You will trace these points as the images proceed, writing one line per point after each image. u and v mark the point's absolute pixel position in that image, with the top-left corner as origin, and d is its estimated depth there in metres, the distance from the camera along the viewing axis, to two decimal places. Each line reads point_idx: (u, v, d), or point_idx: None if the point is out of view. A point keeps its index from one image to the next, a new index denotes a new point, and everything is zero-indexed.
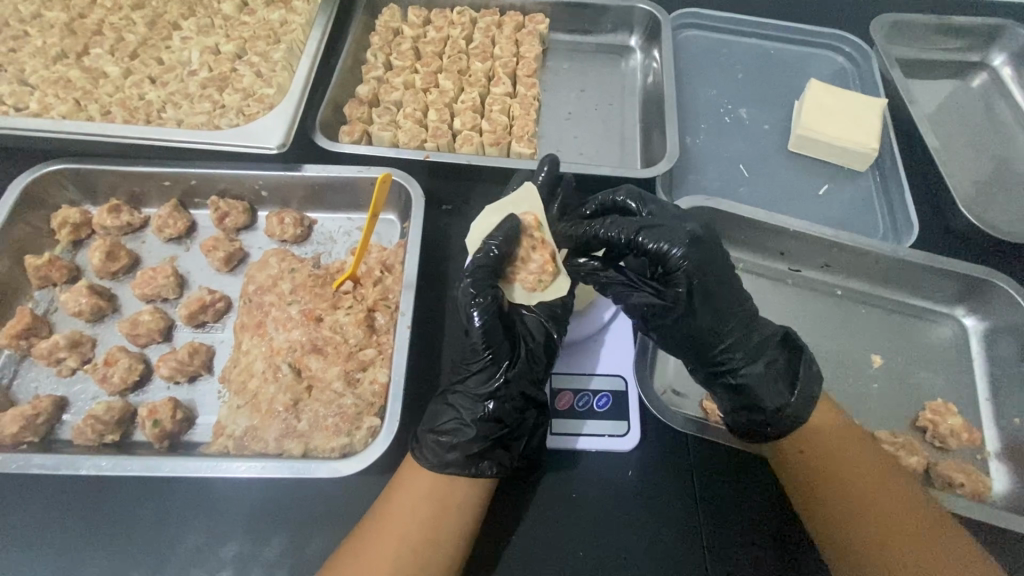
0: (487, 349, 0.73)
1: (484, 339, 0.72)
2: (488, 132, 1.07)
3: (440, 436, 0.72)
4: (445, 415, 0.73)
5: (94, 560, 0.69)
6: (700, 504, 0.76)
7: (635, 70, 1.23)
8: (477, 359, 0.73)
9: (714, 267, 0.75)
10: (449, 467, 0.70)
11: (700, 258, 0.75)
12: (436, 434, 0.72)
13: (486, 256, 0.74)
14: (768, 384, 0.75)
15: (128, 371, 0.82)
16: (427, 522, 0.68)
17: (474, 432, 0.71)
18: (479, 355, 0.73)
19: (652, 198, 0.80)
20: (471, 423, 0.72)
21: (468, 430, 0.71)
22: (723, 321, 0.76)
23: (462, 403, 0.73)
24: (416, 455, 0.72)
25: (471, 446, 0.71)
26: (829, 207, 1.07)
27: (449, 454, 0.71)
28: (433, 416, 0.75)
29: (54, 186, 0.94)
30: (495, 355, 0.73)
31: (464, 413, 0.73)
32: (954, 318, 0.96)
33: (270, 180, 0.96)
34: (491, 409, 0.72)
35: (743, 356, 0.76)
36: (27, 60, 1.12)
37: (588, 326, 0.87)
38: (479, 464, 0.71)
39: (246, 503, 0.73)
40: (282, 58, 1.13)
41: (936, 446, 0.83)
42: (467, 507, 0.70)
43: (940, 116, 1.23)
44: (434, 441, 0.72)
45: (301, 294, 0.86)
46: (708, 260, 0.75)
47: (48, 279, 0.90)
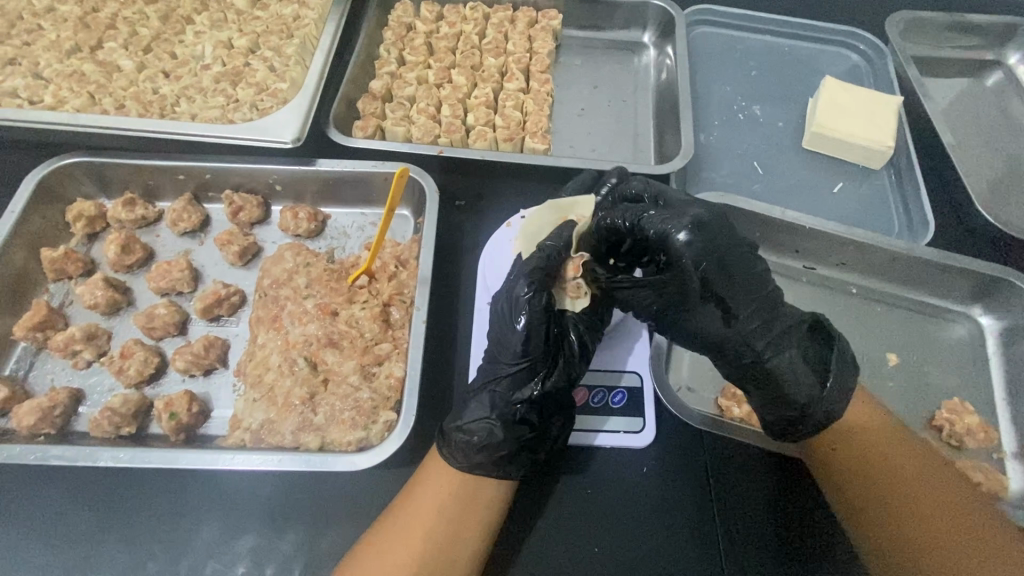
0: (538, 352, 0.72)
1: (532, 344, 0.72)
2: (502, 128, 1.07)
3: (465, 436, 0.70)
4: (470, 412, 0.72)
5: (113, 551, 0.69)
6: (717, 501, 0.76)
7: (648, 66, 1.23)
8: (527, 363, 0.72)
9: (724, 251, 0.70)
10: (477, 469, 0.69)
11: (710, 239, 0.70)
12: (464, 435, 0.70)
13: (542, 258, 0.74)
14: (795, 375, 0.73)
15: (144, 364, 0.82)
16: (447, 519, 0.68)
17: (502, 436, 0.70)
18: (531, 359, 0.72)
19: (659, 185, 0.78)
20: (501, 424, 0.70)
21: (499, 434, 0.70)
22: (741, 312, 0.72)
23: (493, 403, 0.72)
24: (445, 454, 0.71)
25: (499, 450, 0.69)
26: (844, 205, 1.06)
27: (477, 456, 0.69)
28: (458, 412, 0.73)
29: (69, 178, 0.95)
30: (539, 361, 0.72)
31: (493, 413, 0.71)
32: (970, 317, 0.95)
33: (285, 174, 0.96)
34: (523, 414, 0.71)
35: (766, 347, 0.73)
36: (41, 53, 1.13)
37: None
38: (506, 467, 0.70)
39: (263, 496, 0.73)
40: (296, 53, 1.13)
41: (953, 445, 0.83)
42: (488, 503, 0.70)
43: (955, 115, 1.22)
44: (463, 443, 0.70)
45: (316, 288, 0.87)
46: (715, 244, 0.70)
47: (63, 272, 0.91)
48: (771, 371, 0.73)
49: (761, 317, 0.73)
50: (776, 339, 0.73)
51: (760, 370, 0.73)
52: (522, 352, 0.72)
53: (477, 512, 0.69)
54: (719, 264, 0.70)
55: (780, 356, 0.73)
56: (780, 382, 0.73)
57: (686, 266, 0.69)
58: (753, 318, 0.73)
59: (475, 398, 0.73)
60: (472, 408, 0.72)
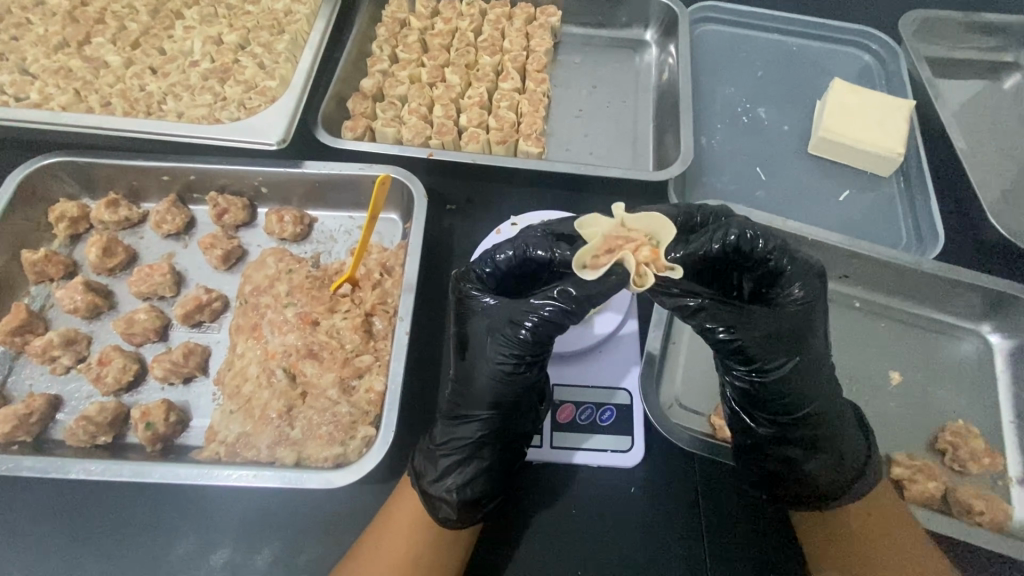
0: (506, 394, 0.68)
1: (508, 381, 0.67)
2: (495, 130, 1.04)
3: (433, 487, 0.67)
4: (440, 461, 0.68)
5: (84, 565, 0.68)
6: (706, 525, 0.73)
7: (649, 66, 1.19)
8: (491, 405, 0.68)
9: (789, 352, 0.65)
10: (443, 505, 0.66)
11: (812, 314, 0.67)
12: (429, 486, 0.67)
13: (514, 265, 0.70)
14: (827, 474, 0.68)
15: (122, 372, 0.80)
16: (423, 545, 0.66)
17: (450, 474, 0.68)
18: (498, 400, 0.68)
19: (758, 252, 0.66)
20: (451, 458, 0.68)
21: (463, 480, 0.67)
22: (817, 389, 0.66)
23: (458, 444, 0.68)
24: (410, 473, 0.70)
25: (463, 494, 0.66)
26: (849, 215, 1.02)
27: (445, 500, 0.66)
28: (426, 462, 0.69)
29: (51, 178, 0.93)
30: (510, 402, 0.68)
31: (456, 458, 0.68)
32: (978, 335, 0.91)
33: (270, 177, 0.94)
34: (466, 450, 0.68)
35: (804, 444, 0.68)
36: (29, 49, 1.11)
37: (590, 335, 0.83)
38: (471, 515, 0.67)
39: (238, 511, 0.72)
40: (286, 50, 1.10)
41: (955, 470, 0.79)
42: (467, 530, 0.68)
43: (971, 119, 1.17)
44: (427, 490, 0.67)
45: (298, 296, 0.84)
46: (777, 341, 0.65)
47: (44, 274, 0.89)
48: (826, 447, 0.68)
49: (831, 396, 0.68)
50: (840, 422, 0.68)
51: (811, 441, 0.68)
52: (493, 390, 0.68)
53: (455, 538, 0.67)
54: (802, 333, 0.65)
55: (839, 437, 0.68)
56: (831, 460, 0.68)
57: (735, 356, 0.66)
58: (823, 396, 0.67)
59: (441, 447, 0.69)
60: (440, 457, 0.69)
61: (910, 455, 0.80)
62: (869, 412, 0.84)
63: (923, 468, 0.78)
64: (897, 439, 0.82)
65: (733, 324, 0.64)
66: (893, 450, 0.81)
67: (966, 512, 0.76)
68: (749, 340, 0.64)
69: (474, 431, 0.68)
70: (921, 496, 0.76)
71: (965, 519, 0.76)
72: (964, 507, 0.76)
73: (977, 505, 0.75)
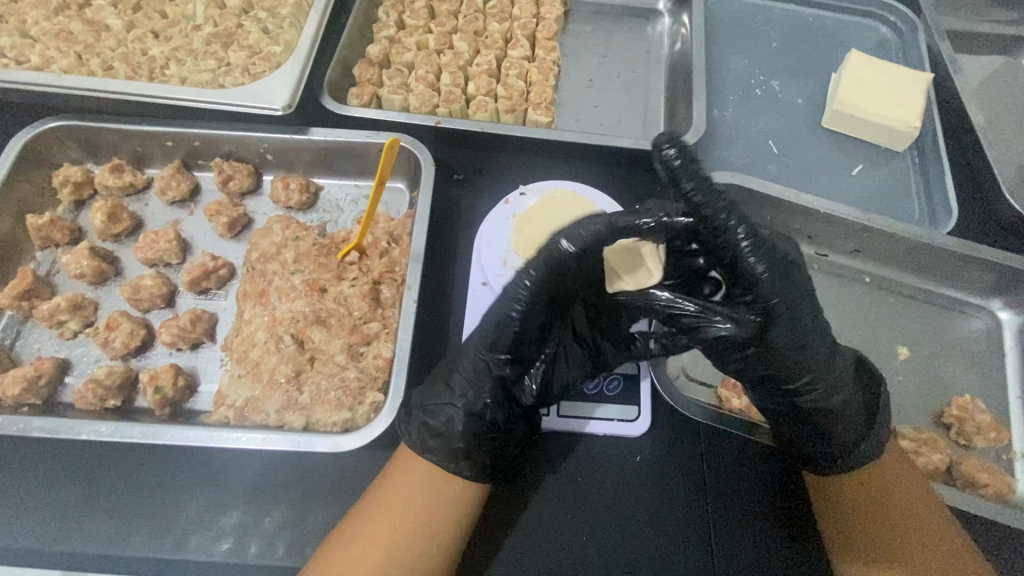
0: (516, 360, 0.67)
1: (528, 340, 0.66)
2: (504, 99, 1.02)
3: (427, 417, 0.68)
4: (437, 393, 0.70)
5: (96, 524, 0.69)
6: (709, 491, 0.74)
7: (662, 35, 1.16)
8: (488, 364, 0.67)
9: (787, 294, 0.61)
10: (430, 453, 0.68)
11: (788, 274, 0.61)
12: (426, 414, 0.69)
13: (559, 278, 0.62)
14: (847, 422, 0.67)
15: (130, 336, 0.80)
16: (427, 513, 0.66)
17: (463, 429, 0.67)
18: (510, 372, 0.67)
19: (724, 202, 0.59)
20: (469, 416, 0.67)
21: (460, 425, 0.67)
22: (811, 344, 0.63)
23: (465, 387, 0.68)
24: (407, 433, 0.69)
25: (456, 442, 0.67)
26: (862, 189, 1.01)
27: (433, 440, 0.67)
28: (429, 389, 0.71)
29: (54, 142, 0.91)
30: (526, 357, 0.68)
31: (458, 400, 0.68)
32: (988, 311, 0.91)
33: (276, 143, 0.92)
34: (488, 408, 0.67)
35: (823, 391, 0.65)
36: (28, 11, 1.08)
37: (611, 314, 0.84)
38: (463, 460, 0.68)
39: (247, 473, 0.72)
40: (290, 14, 1.08)
41: (960, 444, 0.80)
42: (476, 500, 0.68)
43: (990, 94, 1.14)
44: (421, 424, 0.68)
45: (305, 263, 0.84)
46: (781, 277, 0.60)
47: (50, 239, 0.89)
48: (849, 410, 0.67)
49: (826, 347, 0.64)
50: (840, 377, 0.66)
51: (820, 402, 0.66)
52: (489, 343, 0.66)
53: (464, 509, 0.67)
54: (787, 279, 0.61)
55: (837, 390, 0.66)
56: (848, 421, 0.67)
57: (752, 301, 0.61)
58: (817, 353, 0.64)
59: (451, 375, 0.70)
60: (441, 389, 0.70)
61: (916, 429, 0.80)
62: None
63: (927, 440, 0.78)
64: (903, 413, 0.82)
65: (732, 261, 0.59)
66: (900, 424, 0.81)
67: (970, 485, 0.76)
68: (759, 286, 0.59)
69: (478, 398, 0.67)
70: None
71: (970, 492, 0.76)
72: (968, 480, 0.76)
73: (980, 477, 0.76)
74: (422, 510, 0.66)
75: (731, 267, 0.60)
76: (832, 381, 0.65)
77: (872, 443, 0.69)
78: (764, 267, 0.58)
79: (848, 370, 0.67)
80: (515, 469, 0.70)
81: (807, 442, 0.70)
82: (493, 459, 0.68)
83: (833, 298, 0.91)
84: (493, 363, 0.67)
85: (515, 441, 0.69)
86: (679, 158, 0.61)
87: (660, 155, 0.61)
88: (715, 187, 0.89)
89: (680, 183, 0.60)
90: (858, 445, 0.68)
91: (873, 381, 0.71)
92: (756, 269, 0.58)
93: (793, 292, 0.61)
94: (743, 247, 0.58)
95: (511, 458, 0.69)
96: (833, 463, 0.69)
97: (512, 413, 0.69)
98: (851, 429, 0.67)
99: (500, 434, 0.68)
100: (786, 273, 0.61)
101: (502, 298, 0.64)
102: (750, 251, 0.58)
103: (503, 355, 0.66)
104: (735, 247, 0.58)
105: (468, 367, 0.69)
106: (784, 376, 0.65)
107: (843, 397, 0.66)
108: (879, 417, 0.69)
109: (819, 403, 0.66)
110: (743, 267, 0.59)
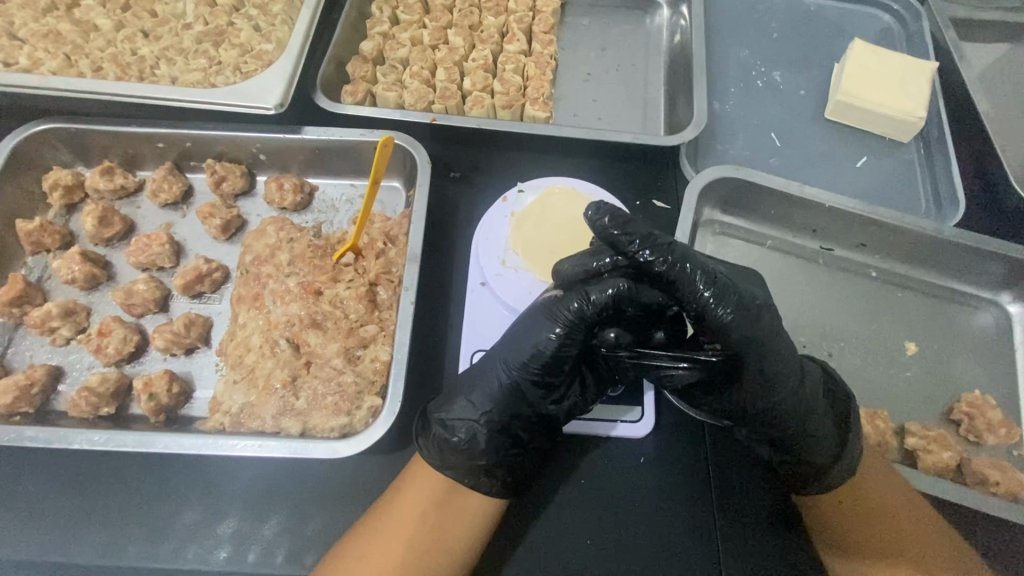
0: (544, 384, 0.67)
1: (564, 364, 0.66)
2: (500, 94, 1.00)
3: (445, 432, 0.67)
4: (457, 407, 0.68)
5: (91, 533, 0.68)
6: (714, 495, 0.73)
7: (661, 28, 1.14)
8: (516, 383, 0.67)
9: (760, 332, 0.60)
10: (450, 469, 0.67)
11: (757, 314, 0.60)
12: (444, 430, 0.67)
13: (571, 312, 0.63)
14: (824, 442, 0.66)
15: (123, 342, 0.79)
16: (439, 531, 0.64)
17: (486, 444, 0.66)
18: (528, 380, 0.67)
19: (666, 244, 0.60)
20: (487, 431, 0.66)
21: (481, 441, 0.66)
22: (781, 375, 0.62)
23: (486, 403, 0.67)
24: (422, 447, 0.68)
25: (476, 458, 0.66)
26: (867, 181, 0.99)
27: (453, 455, 0.66)
28: (445, 402, 0.69)
29: (43, 145, 0.90)
30: (557, 382, 0.68)
31: (480, 416, 0.67)
32: (996, 305, 0.89)
33: (269, 143, 0.91)
34: (508, 425, 0.67)
35: (799, 414, 0.65)
36: (16, 12, 1.06)
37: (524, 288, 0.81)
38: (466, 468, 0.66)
39: (244, 481, 0.71)
40: (282, 11, 1.06)
41: (970, 441, 0.78)
42: (486, 515, 0.67)
43: (996, 83, 1.12)
44: (440, 437, 0.67)
45: (300, 265, 0.82)
46: (754, 316, 0.60)
47: (40, 245, 0.87)
48: (819, 438, 0.66)
49: (797, 374, 0.64)
50: (812, 396, 0.66)
51: (791, 433, 0.66)
52: (523, 364, 0.66)
53: (467, 519, 0.66)
54: (757, 318, 0.60)
55: (810, 415, 0.66)
56: (825, 445, 0.66)
57: (730, 345, 0.60)
58: (792, 374, 0.63)
59: (466, 391, 0.69)
60: (460, 402, 0.68)
61: (925, 425, 0.79)
62: (884, 384, 0.82)
63: (937, 437, 0.76)
64: (911, 409, 0.81)
65: (714, 304, 0.59)
66: (908, 420, 0.80)
67: (981, 483, 0.74)
68: (732, 338, 0.59)
69: (492, 417, 0.67)
70: (875, 434, 0.77)
71: (980, 490, 0.74)
72: (979, 478, 0.74)
73: (992, 475, 0.74)
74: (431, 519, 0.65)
75: (696, 317, 0.60)
76: (802, 405, 0.65)
77: (852, 456, 0.67)
78: (730, 313, 0.59)
79: (818, 389, 0.68)
80: (522, 479, 0.68)
81: (790, 463, 0.69)
82: (512, 472, 0.67)
83: (840, 295, 0.89)
84: (521, 380, 0.67)
85: (535, 458, 0.69)
86: (614, 224, 0.61)
87: (597, 226, 0.62)
88: (717, 181, 0.88)
89: (625, 248, 0.61)
90: (834, 466, 0.67)
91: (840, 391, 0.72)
92: (723, 317, 0.59)
93: (759, 332, 0.60)
94: (703, 297, 0.59)
95: (525, 473, 0.69)
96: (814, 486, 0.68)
97: (534, 432, 0.69)
98: (825, 452, 0.67)
99: (521, 450, 0.68)
100: (753, 313, 0.60)
101: (546, 315, 0.65)
102: (713, 302, 0.58)
103: (531, 375, 0.66)
104: (696, 299, 0.59)
105: (494, 383, 0.68)
106: (755, 412, 0.65)
107: (818, 421, 0.66)
108: (851, 426, 0.68)
109: (793, 429, 0.65)
110: (711, 317, 0.59)
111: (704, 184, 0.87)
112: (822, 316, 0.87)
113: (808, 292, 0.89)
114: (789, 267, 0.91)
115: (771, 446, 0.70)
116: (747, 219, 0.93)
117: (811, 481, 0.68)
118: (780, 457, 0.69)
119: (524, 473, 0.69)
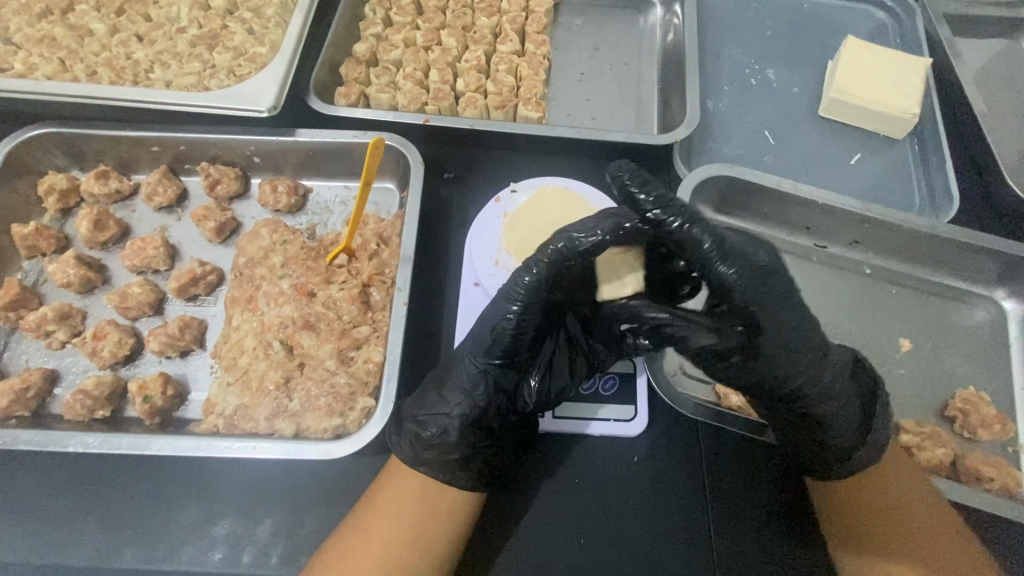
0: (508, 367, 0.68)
1: (522, 348, 0.68)
2: (493, 94, 1.00)
3: (420, 428, 0.67)
4: (431, 402, 0.68)
5: (86, 536, 0.68)
6: (706, 493, 0.72)
7: (654, 27, 1.14)
8: (484, 373, 0.68)
9: (777, 299, 0.61)
10: (424, 465, 0.67)
11: (768, 280, 0.61)
12: (416, 426, 0.67)
13: (525, 291, 0.64)
14: (844, 418, 0.66)
15: (118, 345, 0.79)
16: (424, 528, 0.65)
17: (462, 438, 0.67)
18: (495, 368, 0.68)
19: (679, 206, 0.60)
20: (461, 425, 0.67)
21: (454, 435, 0.66)
22: (797, 346, 0.62)
23: (457, 394, 0.68)
24: (395, 448, 0.68)
25: (451, 452, 0.66)
26: (861, 178, 0.98)
27: (426, 451, 0.66)
28: (423, 398, 0.69)
29: (38, 150, 0.90)
30: (521, 364, 0.69)
31: (454, 411, 0.67)
32: (992, 301, 0.89)
33: (263, 146, 0.91)
34: (482, 416, 0.68)
35: (818, 392, 0.65)
36: (11, 17, 1.06)
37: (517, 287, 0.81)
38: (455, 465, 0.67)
39: (238, 482, 0.72)
40: (275, 14, 1.06)
41: (965, 437, 0.78)
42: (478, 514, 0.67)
43: (992, 79, 1.12)
44: (412, 433, 0.66)
45: (293, 267, 0.83)
46: (769, 282, 0.61)
47: (36, 249, 0.88)
48: (837, 414, 0.66)
49: (816, 349, 0.64)
50: (830, 375, 0.66)
51: (809, 410, 0.66)
52: (486, 350, 0.68)
53: (457, 518, 0.66)
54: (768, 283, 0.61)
55: (831, 391, 0.66)
56: (844, 419, 0.66)
57: (742, 310, 0.61)
58: (811, 347, 0.63)
59: (438, 385, 0.69)
60: (433, 397, 0.68)
61: (919, 422, 0.79)
62: None
63: (931, 435, 0.76)
64: (906, 406, 0.81)
65: (729, 268, 0.59)
66: (902, 418, 0.80)
67: (975, 479, 0.74)
68: (744, 300, 0.60)
69: (464, 408, 0.67)
70: None
71: (974, 487, 0.74)
72: (973, 474, 0.74)
73: (986, 472, 0.74)
74: (421, 518, 0.65)
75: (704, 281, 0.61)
76: (824, 385, 0.65)
77: (878, 438, 0.67)
78: (740, 275, 0.59)
79: (842, 371, 0.67)
80: (503, 473, 0.69)
81: (811, 445, 0.68)
82: (492, 468, 0.68)
83: (834, 291, 0.89)
84: (490, 371, 0.68)
85: (510, 448, 0.70)
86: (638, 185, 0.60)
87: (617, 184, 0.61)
88: (710, 179, 0.88)
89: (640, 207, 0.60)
90: (858, 443, 0.67)
91: (870, 380, 0.70)
92: (732, 280, 0.59)
93: (771, 299, 0.60)
94: (722, 269, 0.59)
95: (505, 464, 0.69)
96: (834, 467, 0.68)
97: (508, 421, 0.70)
98: (848, 428, 0.67)
99: (496, 441, 0.69)
100: (765, 280, 0.61)
101: (501, 299, 0.66)
102: (722, 262, 0.59)
103: (497, 360, 0.68)
104: (705, 260, 0.59)
105: (464, 375, 0.69)
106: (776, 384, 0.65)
107: (841, 399, 0.66)
108: (876, 405, 0.68)
109: (813, 404, 0.66)
110: (719, 280, 0.60)
111: (696, 183, 0.87)
112: (815, 313, 0.87)
113: (802, 290, 0.89)
114: (782, 265, 0.91)
115: (795, 425, 0.69)
116: (740, 217, 0.93)
117: (839, 462, 0.68)
118: (805, 437, 0.68)
119: (503, 464, 0.69)
